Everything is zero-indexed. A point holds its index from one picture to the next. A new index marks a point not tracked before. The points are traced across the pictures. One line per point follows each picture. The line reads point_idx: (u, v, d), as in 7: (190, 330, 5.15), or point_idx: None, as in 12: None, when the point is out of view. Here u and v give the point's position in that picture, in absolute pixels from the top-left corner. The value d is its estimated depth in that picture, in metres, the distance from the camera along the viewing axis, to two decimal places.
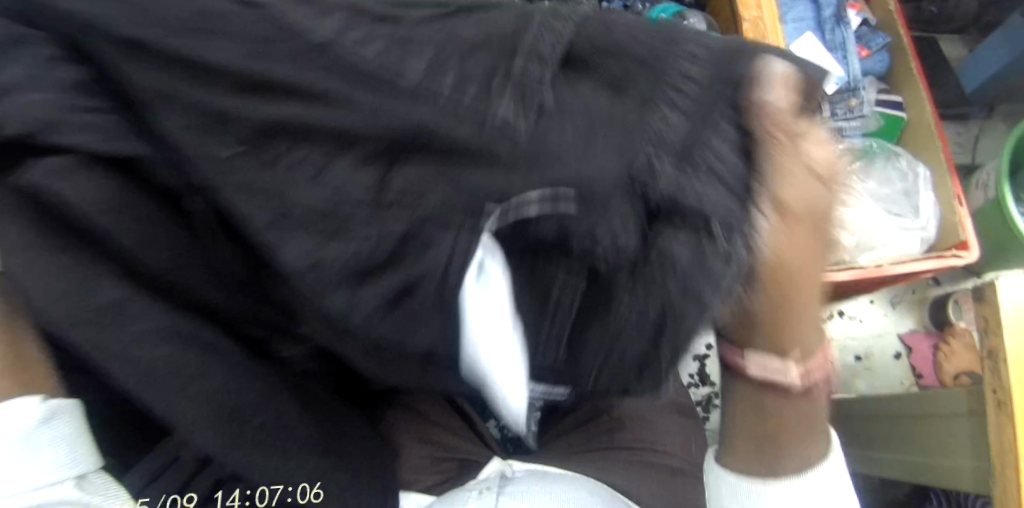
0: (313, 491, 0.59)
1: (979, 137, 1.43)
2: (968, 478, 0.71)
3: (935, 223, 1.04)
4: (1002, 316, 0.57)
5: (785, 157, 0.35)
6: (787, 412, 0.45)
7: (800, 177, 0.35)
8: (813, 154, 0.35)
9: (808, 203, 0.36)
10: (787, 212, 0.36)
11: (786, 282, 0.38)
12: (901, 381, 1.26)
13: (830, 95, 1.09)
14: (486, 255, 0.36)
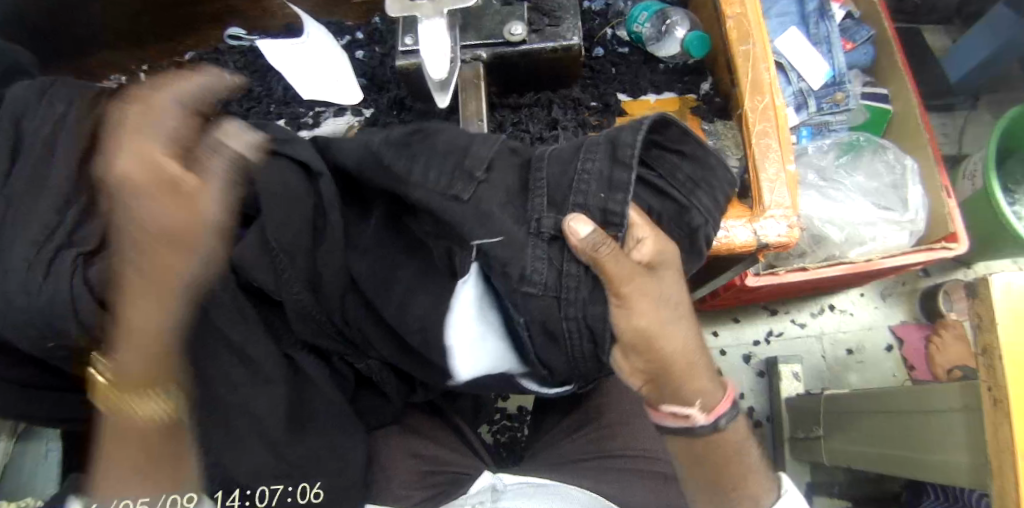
0: (313, 492, 0.68)
1: (966, 127, 1.43)
2: (963, 473, 0.71)
3: (857, 211, 1.17)
4: (996, 313, 0.56)
5: (615, 275, 0.55)
6: (702, 450, 0.64)
7: (631, 291, 0.56)
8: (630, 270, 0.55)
9: (639, 306, 0.57)
10: (628, 315, 0.57)
11: (656, 367, 0.60)
12: (894, 374, 1.26)
13: (816, 89, 1.08)
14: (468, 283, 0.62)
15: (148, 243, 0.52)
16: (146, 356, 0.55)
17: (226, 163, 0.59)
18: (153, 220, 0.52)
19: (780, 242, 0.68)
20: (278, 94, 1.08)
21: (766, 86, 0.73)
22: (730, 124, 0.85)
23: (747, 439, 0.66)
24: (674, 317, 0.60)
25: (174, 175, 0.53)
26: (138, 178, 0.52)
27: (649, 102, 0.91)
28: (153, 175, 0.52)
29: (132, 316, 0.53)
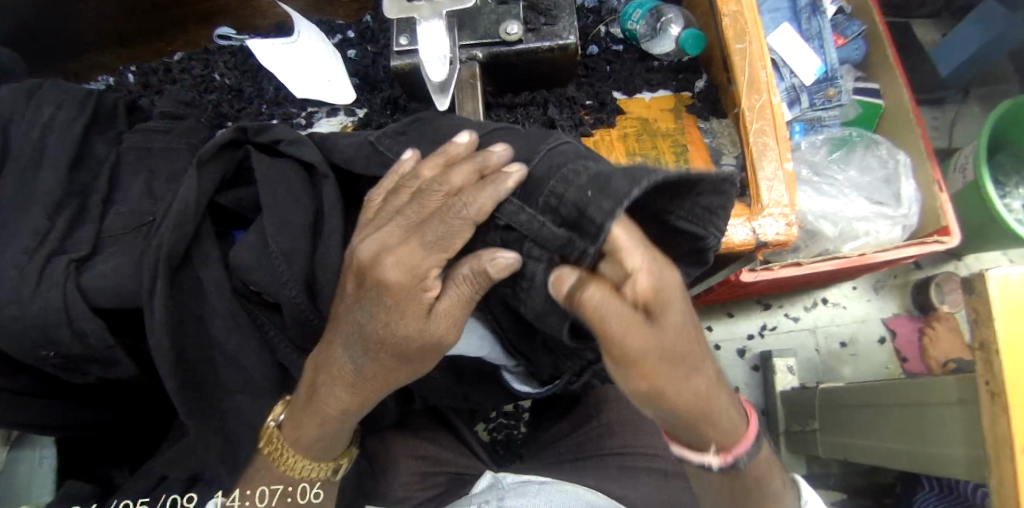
0: (314, 491, 0.66)
1: (955, 121, 1.44)
2: (961, 465, 0.72)
3: (818, 210, 1.24)
4: (992, 309, 0.57)
5: (616, 337, 0.46)
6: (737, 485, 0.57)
7: (634, 350, 0.46)
8: (633, 331, 0.45)
9: (648, 366, 0.47)
10: (637, 375, 0.48)
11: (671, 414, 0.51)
12: (887, 365, 1.27)
13: (808, 85, 1.08)
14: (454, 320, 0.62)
15: (369, 361, 0.53)
16: (324, 429, 0.60)
17: (474, 273, 0.49)
18: (386, 335, 0.51)
19: (778, 239, 0.69)
20: (270, 94, 1.07)
21: (763, 83, 0.74)
22: (727, 122, 0.85)
23: (770, 468, 0.58)
24: (688, 368, 0.48)
25: (455, 299, 0.50)
26: (396, 285, 0.49)
27: (644, 101, 0.90)
28: (414, 285, 0.50)
29: (320, 409, 0.58)
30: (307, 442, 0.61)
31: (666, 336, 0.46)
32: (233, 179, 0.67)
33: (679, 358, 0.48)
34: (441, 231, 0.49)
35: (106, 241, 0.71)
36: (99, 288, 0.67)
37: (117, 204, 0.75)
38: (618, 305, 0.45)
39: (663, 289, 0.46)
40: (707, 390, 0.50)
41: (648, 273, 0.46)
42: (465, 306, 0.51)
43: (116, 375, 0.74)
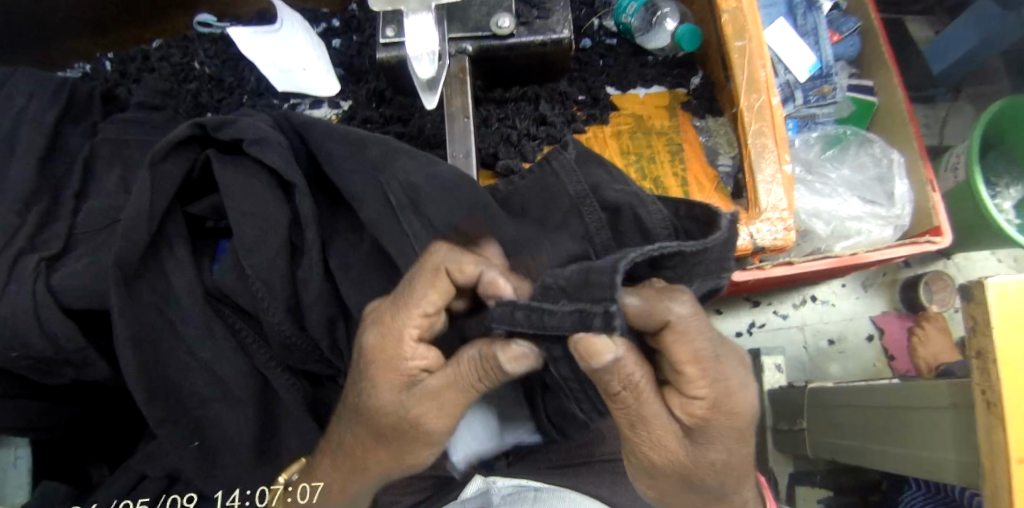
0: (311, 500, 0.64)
1: (947, 119, 1.43)
2: (953, 470, 0.71)
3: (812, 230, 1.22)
4: (991, 317, 0.56)
5: (632, 418, 0.45)
6: None
7: (646, 430, 0.46)
8: (647, 416, 0.45)
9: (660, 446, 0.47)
10: (649, 451, 0.47)
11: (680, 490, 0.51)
12: (874, 363, 1.27)
13: (803, 81, 1.07)
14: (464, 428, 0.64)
15: (362, 432, 0.52)
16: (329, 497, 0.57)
17: (481, 358, 0.46)
18: (376, 405, 0.50)
19: (776, 244, 0.68)
20: (251, 85, 1.03)
21: (763, 82, 0.72)
22: (722, 120, 0.84)
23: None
24: (707, 484, 0.50)
25: (453, 379, 0.48)
26: (376, 354, 0.50)
27: (638, 97, 0.88)
28: (394, 359, 0.50)
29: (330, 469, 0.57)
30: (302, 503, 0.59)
31: (696, 456, 0.47)
32: (199, 186, 0.67)
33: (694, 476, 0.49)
34: (404, 294, 0.50)
35: (79, 239, 0.68)
36: (72, 288, 0.64)
37: (90, 199, 0.71)
38: (656, 418, 0.45)
39: (718, 416, 0.45)
40: (722, 497, 0.52)
41: (707, 402, 0.44)
42: (464, 387, 0.48)
43: (91, 377, 0.71)
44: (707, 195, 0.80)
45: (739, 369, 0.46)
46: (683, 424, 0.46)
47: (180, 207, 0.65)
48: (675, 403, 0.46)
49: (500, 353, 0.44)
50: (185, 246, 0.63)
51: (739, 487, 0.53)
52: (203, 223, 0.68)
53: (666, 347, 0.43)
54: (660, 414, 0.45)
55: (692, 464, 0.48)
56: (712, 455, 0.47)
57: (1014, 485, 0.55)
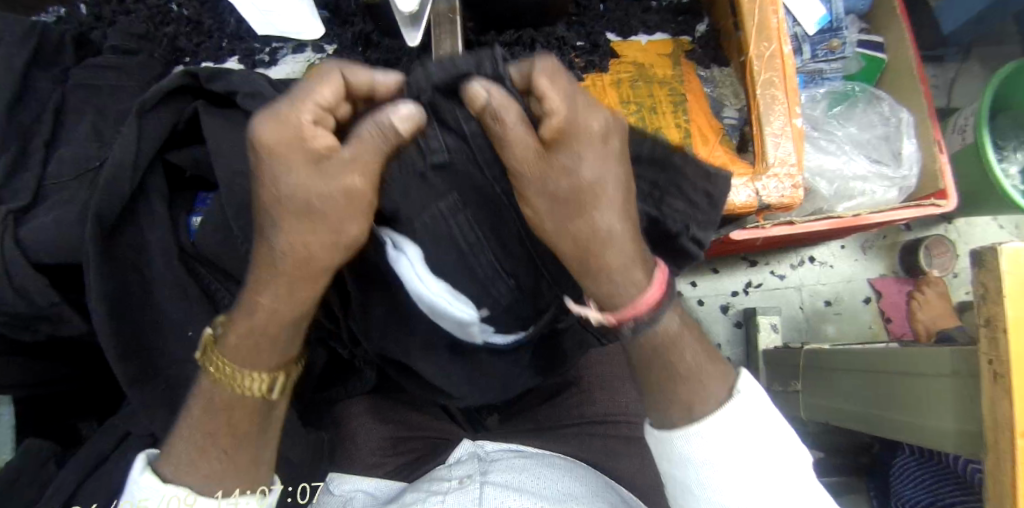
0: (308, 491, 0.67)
1: (956, 80, 1.39)
2: (952, 440, 0.70)
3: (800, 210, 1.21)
4: (1001, 284, 0.55)
5: (504, 153, 0.46)
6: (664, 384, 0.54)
7: (519, 163, 0.47)
8: (515, 145, 0.46)
9: (537, 182, 0.47)
10: (534, 188, 0.48)
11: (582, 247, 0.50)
12: (870, 326, 1.26)
13: (811, 35, 1.02)
14: (397, 243, 0.55)
15: (290, 223, 0.46)
16: (272, 319, 0.50)
17: (375, 127, 0.43)
18: (303, 187, 0.45)
19: (782, 202, 0.66)
20: (231, 29, 0.97)
21: (774, 28, 0.67)
22: (729, 71, 0.80)
23: (679, 341, 0.54)
24: (581, 209, 0.48)
25: (357, 156, 0.44)
26: (280, 148, 0.43)
27: (641, 44, 0.83)
28: (300, 145, 0.43)
29: (264, 282, 0.50)
30: (246, 350, 0.52)
31: (560, 176, 0.47)
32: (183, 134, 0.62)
33: (569, 198, 0.48)
34: (297, 90, 0.43)
35: (50, 190, 0.64)
36: (43, 240, 0.60)
37: (60, 147, 0.67)
38: (519, 136, 0.45)
39: (575, 131, 0.46)
40: (601, 234, 0.49)
41: (563, 116, 0.44)
42: (375, 158, 0.44)
43: (69, 333, 0.68)
44: (711, 147, 0.74)
45: (604, 112, 0.48)
46: (546, 142, 0.46)
47: (163, 155, 0.61)
48: (542, 126, 0.45)
49: (387, 113, 0.43)
50: (162, 195, 0.60)
51: (627, 237, 0.50)
52: (183, 173, 0.64)
53: (534, 85, 0.44)
54: (524, 129, 0.45)
55: (558, 187, 0.47)
56: (585, 174, 0.47)
57: (1018, 457, 0.54)
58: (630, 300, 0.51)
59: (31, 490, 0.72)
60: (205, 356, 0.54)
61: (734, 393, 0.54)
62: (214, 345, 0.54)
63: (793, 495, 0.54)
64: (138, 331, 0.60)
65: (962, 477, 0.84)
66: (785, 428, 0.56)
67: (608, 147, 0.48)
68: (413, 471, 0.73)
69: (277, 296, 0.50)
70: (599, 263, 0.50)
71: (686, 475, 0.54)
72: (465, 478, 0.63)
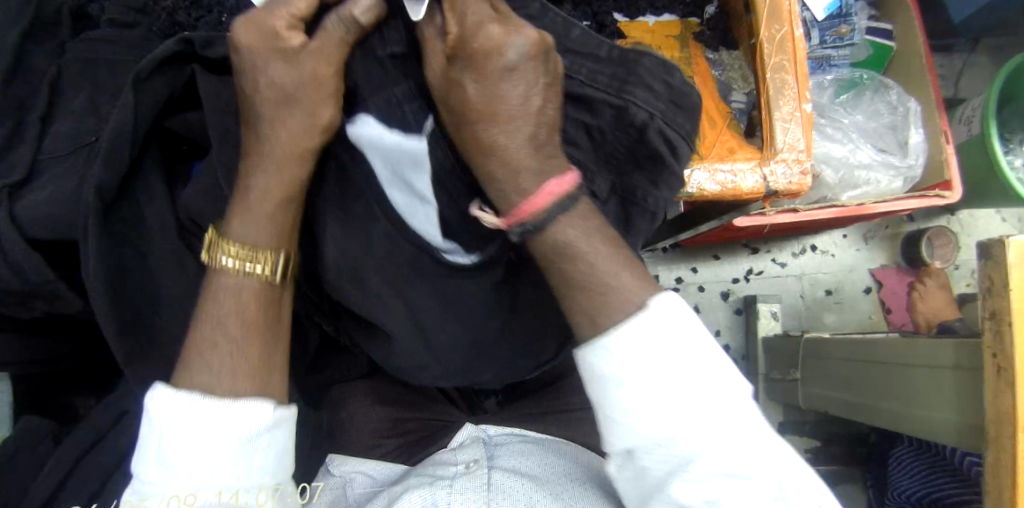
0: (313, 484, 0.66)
1: (964, 71, 1.38)
2: (952, 433, 0.70)
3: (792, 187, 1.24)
4: (1009, 278, 0.54)
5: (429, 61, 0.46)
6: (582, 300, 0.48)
7: (437, 69, 0.46)
8: (437, 49, 0.46)
9: (444, 83, 0.46)
10: (446, 91, 0.46)
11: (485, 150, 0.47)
12: (870, 316, 1.26)
13: (820, 20, 1.00)
14: (356, 124, 0.51)
15: (267, 110, 0.49)
16: (265, 201, 0.50)
17: (338, 20, 0.46)
18: (272, 80, 0.47)
19: (790, 188, 0.65)
20: None
21: (786, 11, 0.66)
22: (737, 54, 0.79)
23: (581, 249, 0.47)
24: (472, 121, 0.46)
25: (312, 49, 0.46)
26: (250, 42, 0.47)
27: (648, 25, 0.80)
28: (269, 41, 0.46)
29: (245, 171, 0.51)
30: (250, 232, 0.50)
31: (461, 84, 0.45)
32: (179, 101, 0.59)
33: (465, 108, 0.46)
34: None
35: (46, 165, 0.63)
36: (38, 215, 0.59)
37: (57, 120, 0.66)
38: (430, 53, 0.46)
39: (469, 46, 0.44)
40: (493, 144, 0.46)
41: (455, 32, 0.44)
42: (337, 50, 0.47)
43: (66, 310, 0.68)
44: (719, 132, 0.71)
45: (498, 24, 0.45)
46: (450, 55, 0.45)
47: (161, 122, 0.59)
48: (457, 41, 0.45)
49: (348, 6, 0.46)
50: (158, 171, 0.59)
51: (525, 146, 0.46)
52: (180, 149, 0.63)
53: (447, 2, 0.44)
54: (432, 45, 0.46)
55: (457, 95, 0.46)
56: (483, 81, 0.45)
57: (1019, 452, 0.54)
58: (519, 203, 0.47)
59: (27, 466, 0.72)
60: (211, 249, 0.51)
61: (645, 305, 0.46)
62: (220, 238, 0.51)
63: (721, 416, 0.45)
64: (135, 308, 0.59)
65: (959, 470, 0.84)
66: (709, 343, 0.47)
67: (500, 60, 0.44)
68: (412, 453, 0.73)
69: (259, 182, 0.50)
70: (490, 170, 0.47)
71: (602, 398, 0.47)
72: (471, 462, 0.63)
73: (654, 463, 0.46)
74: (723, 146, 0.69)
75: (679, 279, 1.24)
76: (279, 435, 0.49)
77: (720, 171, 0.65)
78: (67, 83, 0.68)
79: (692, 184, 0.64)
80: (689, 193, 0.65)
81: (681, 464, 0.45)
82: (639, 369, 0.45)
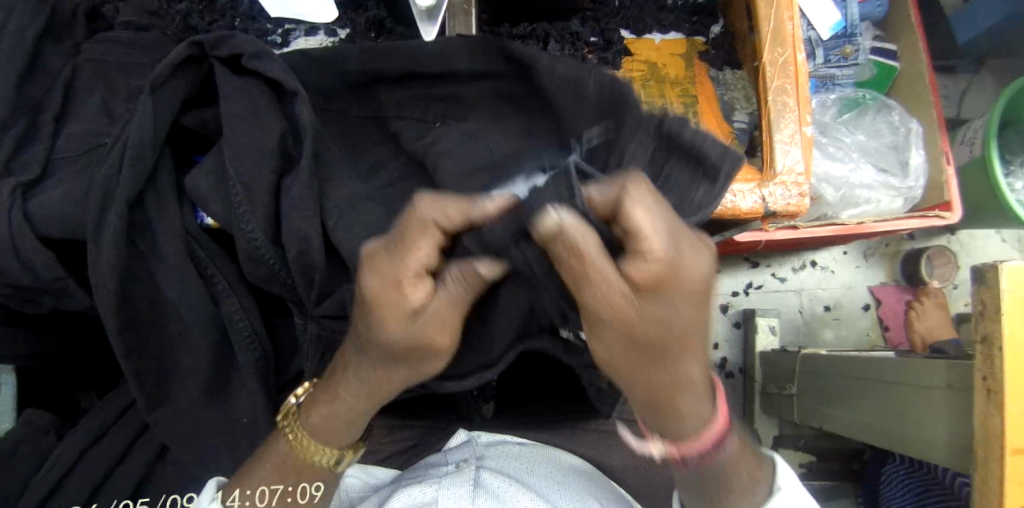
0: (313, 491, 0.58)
1: (966, 91, 1.38)
2: (942, 453, 0.71)
3: (822, 257, 1.27)
4: (1001, 303, 0.56)
5: (574, 275, 0.42)
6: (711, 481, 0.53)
7: (582, 285, 0.42)
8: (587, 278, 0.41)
9: (593, 298, 0.42)
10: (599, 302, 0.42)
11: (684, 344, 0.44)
12: (868, 333, 1.26)
13: (824, 39, 1.02)
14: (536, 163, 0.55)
15: (375, 357, 0.49)
16: (348, 410, 0.54)
17: (461, 273, 0.44)
18: (388, 338, 0.46)
19: (788, 209, 0.67)
20: (244, 7, 0.90)
21: (788, 35, 0.67)
22: (741, 74, 0.80)
23: (738, 460, 0.54)
24: (662, 357, 0.44)
25: (450, 299, 0.45)
26: (380, 297, 0.44)
27: (653, 43, 0.82)
28: (394, 298, 0.44)
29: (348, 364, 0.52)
30: (323, 429, 0.56)
31: (651, 320, 0.42)
32: (199, 97, 0.62)
33: (659, 348, 0.44)
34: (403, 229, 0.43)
35: (59, 164, 0.64)
36: (48, 211, 0.60)
37: (71, 122, 0.67)
38: (608, 279, 0.41)
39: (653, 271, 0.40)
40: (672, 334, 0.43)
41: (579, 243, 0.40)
42: (458, 306, 0.46)
43: (74, 307, 0.68)
44: None
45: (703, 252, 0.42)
46: (638, 287, 0.41)
47: (179, 120, 0.60)
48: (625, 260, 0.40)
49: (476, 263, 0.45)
50: (169, 175, 0.60)
51: (700, 372, 0.47)
52: (188, 138, 0.63)
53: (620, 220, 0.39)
54: (612, 273, 0.41)
55: (646, 332, 0.42)
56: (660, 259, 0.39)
57: (1005, 475, 0.55)
58: (698, 435, 0.50)
59: (30, 460, 0.73)
60: (283, 421, 0.57)
61: (774, 491, 0.56)
62: (295, 415, 0.57)
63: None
64: (136, 308, 0.60)
65: (949, 492, 0.85)
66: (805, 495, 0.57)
67: (706, 291, 0.43)
68: (405, 459, 0.75)
69: (357, 393, 0.53)
70: (672, 405, 0.48)
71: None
72: (464, 463, 0.64)
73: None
74: None
75: None
76: None
77: (721, 190, 0.66)
78: (82, 86, 0.69)
79: None
80: None
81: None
82: None
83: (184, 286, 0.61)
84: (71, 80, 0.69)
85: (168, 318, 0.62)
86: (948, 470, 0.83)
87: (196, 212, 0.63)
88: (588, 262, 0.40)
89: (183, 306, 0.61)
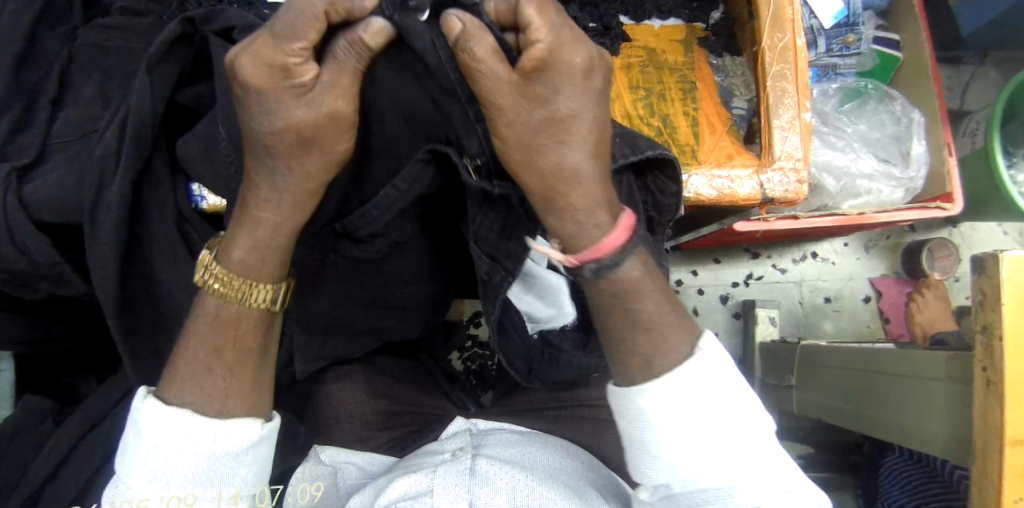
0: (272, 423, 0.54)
1: (970, 83, 1.37)
2: (940, 443, 0.71)
3: (823, 248, 1.27)
4: (1001, 293, 0.55)
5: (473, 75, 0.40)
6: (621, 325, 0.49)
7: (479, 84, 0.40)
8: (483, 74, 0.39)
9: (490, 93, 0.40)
10: (497, 96, 0.40)
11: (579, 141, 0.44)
12: (867, 325, 1.26)
13: (827, 28, 1.00)
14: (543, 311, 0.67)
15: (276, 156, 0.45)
16: (276, 232, 0.49)
17: (350, 47, 0.40)
18: (290, 122, 0.42)
19: (787, 196, 0.67)
20: None
21: (789, 20, 0.67)
22: (741, 60, 0.79)
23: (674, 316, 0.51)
24: (546, 143, 0.43)
25: (336, 86, 0.41)
26: (261, 83, 0.41)
27: (653, 29, 0.81)
28: (279, 80, 0.41)
29: (259, 180, 0.47)
30: (250, 263, 0.50)
31: (536, 106, 0.41)
32: (193, 74, 0.61)
33: (548, 130, 0.42)
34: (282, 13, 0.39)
35: (54, 149, 0.64)
36: (44, 197, 0.60)
37: (66, 107, 0.66)
38: (496, 70, 0.39)
39: (556, 63, 0.40)
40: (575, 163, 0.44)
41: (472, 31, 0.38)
42: (353, 78, 0.42)
43: (70, 293, 0.68)
44: (719, 138, 0.74)
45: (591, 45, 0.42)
46: (524, 73, 0.40)
47: (172, 96, 0.60)
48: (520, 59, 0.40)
49: (356, 27, 0.39)
50: (165, 158, 0.59)
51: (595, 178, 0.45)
52: (183, 120, 0.63)
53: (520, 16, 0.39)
54: (501, 62, 0.39)
55: (532, 119, 0.42)
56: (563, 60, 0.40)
57: (1004, 466, 0.55)
58: (594, 242, 0.47)
59: (28, 446, 0.73)
60: (204, 273, 0.51)
61: (696, 350, 0.50)
62: (215, 262, 0.51)
63: (758, 461, 0.50)
64: (132, 293, 0.60)
65: (949, 485, 0.85)
66: (743, 385, 0.51)
67: (590, 82, 0.42)
68: (405, 445, 0.74)
69: (279, 208, 0.48)
70: (564, 202, 0.45)
71: (640, 435, 0.50)
72: (458, 450, 0.64)
73: (693, 492, 0.50)
74: (722, 153, 0.72)
75: (678, 281, 1.24)
76: (260, 451, 0.52)
77: (718, 176, 0.67)
78: (78, 71, 0.69)
79: (690, 189, 0.66)
80: (687, 197, 0.67)
81: (722, 496, 0.49)
82: (681, 404, 0.49)
83: (179, 274, 0.61)
84: (66, 65, 0.68)
85: (163, 304, 0.62)
86: (947, 463, 0.83)
87: (191, 194, 0.62)
88: (485, 57, 0.39)
89: (178, 291, 0.61)
